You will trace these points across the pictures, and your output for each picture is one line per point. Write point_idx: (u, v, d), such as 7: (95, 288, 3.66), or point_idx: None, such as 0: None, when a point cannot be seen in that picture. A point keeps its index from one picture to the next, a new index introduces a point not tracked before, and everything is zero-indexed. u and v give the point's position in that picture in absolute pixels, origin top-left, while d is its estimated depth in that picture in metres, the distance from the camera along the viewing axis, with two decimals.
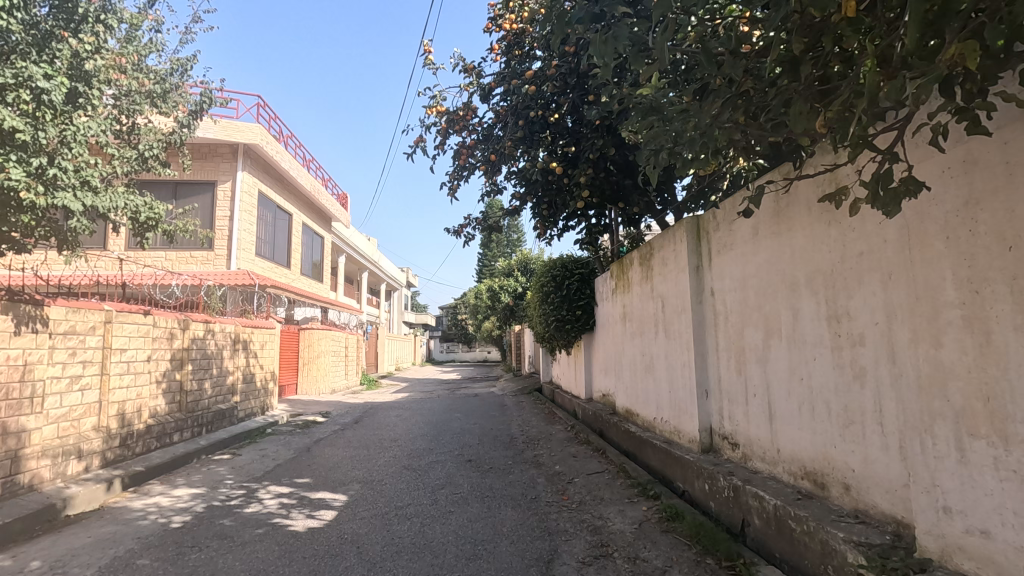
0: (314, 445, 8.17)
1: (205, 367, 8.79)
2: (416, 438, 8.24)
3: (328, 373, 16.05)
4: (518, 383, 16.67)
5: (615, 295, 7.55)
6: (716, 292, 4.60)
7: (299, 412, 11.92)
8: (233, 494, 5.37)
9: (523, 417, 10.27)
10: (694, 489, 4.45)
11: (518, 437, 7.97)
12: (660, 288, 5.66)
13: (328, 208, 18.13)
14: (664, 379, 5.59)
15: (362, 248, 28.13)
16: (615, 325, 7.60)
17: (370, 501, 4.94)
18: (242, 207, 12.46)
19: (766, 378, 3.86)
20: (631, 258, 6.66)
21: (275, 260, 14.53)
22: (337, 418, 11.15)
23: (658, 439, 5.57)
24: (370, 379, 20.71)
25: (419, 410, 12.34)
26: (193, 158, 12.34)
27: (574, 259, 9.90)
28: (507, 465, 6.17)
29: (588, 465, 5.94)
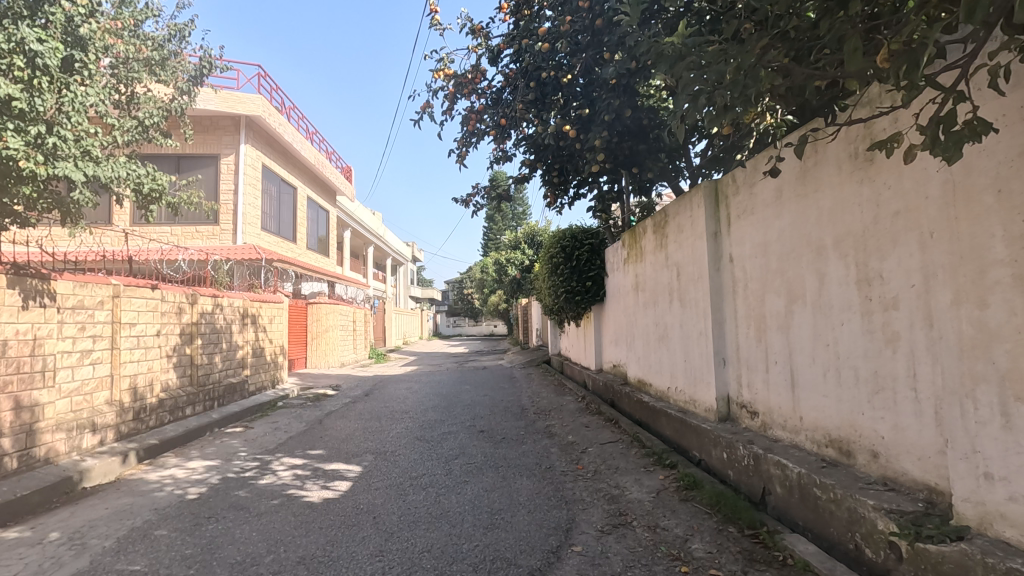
0: (326, 418, 8.20)
1: (215, 341, 8.78)
2: (427, 410, 8.25)
3: (337, 347, 16.10)
4: (527, 356, 16.69)
5: (628, 264, 7.41)
6: (735, 258, 4.46)
7: (310, 386, 11.99)
8: (248, 466, 5.38)
9: (533, 388, 10.28)
10: (712, 458, 4.39)
11: (529, 408, 7.96)
12: (676, 256, 5.53)
13: (332, 182, 17.93)
14: (678, 348, 5.51)
15: (367, 222, 27.98)
16: (627, 294, 7.48)
17: (384, 471, 4.93)
18: (246, 180, 12.30)
19: (788, 345, 3.76)
20: (644, 226, 6.51)
21: (281, 235, 14.43)
22: (347, 391, 11.20)
23: (673, 409, 5.51)
24: (379, 353, 20.81)
25: (429, 382, 12.38)
26: (195, 131, 12.15)
27: (584, 229, 9.74)
28: (519, 436, 6.15)
29: (601, 435, 5.90)
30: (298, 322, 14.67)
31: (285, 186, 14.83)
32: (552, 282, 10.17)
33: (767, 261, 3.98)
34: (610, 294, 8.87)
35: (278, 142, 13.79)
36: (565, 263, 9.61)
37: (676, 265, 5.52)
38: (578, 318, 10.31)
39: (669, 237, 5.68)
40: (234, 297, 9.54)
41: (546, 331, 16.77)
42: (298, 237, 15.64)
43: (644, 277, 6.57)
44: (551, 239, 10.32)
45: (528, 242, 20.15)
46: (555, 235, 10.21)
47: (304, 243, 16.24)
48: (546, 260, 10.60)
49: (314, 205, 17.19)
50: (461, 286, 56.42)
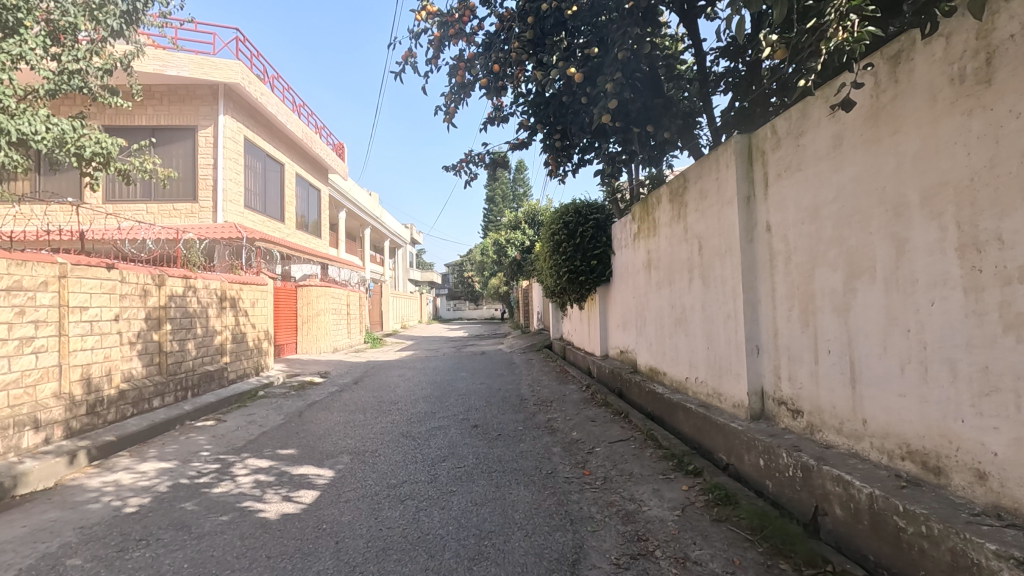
0: (308, 409, 7.54)
1: (188, 326, 8.09)
2: (418, 401, 7.56)
3: (329, 331, 15.44)
4: (527, 340, 16.02)
5: (638, 239, 6.66)
6: (774, 226, 3.72)
7: (297, 372, 11.33)
8: (205, 470, 4.70)
9: (533, 375, 9.60)
10: (745, 465, 3.71)
11: (529, 399, 7.27)
12: (697, 227, 4.78)
13: (323, 158, 17.10)
14: (700, 334, 4.78)
15: (363, 203, 27.15)
16: (638, 274, 6.74)
17: (360, 477, 4.25)
18: (226, 154, 11.52)
19: (847, 331, 3.04)
20: (659, 196, 5.75)
21: (267, 213, 13.67)
22: (336, 379, 10.54)
23: (692, 403, 4.81)
24: (374, 337, 20.17)
25: (423, 368, 11.71)
26: (170, 101, 11.33)
27: (588, 203, 8.96)
28: (517, 432, 5.47)
29: (610, 431, 5.21)
30: (286, 307, 13.96)
31: (272, 162, 14.03)
32: (553, 261, 9.42)
33: (819, 228, 3.24)
34: (618, 274, 8.11)
35: (262, 114, 12.94)
36: (568, 241, 8.87)
37: (698, 238, 4.78)
38: (582, 300, 9.61)
39: (689, 205, 4.93)
40: (210, 279, 8.83)
41: (547, 314, 16.08)
42: (287, 216, 14.89)
43: (658, 253, 5.82)
44: (552, 215, 9.55)
45: (528, 221, 19.35)
46: (557, 210, 9.43)
47: (293, 223, 15.47)
48: (547, 237, 9.84)
49: (304, 183, 16.40)
50: (461, 269, 55.66)
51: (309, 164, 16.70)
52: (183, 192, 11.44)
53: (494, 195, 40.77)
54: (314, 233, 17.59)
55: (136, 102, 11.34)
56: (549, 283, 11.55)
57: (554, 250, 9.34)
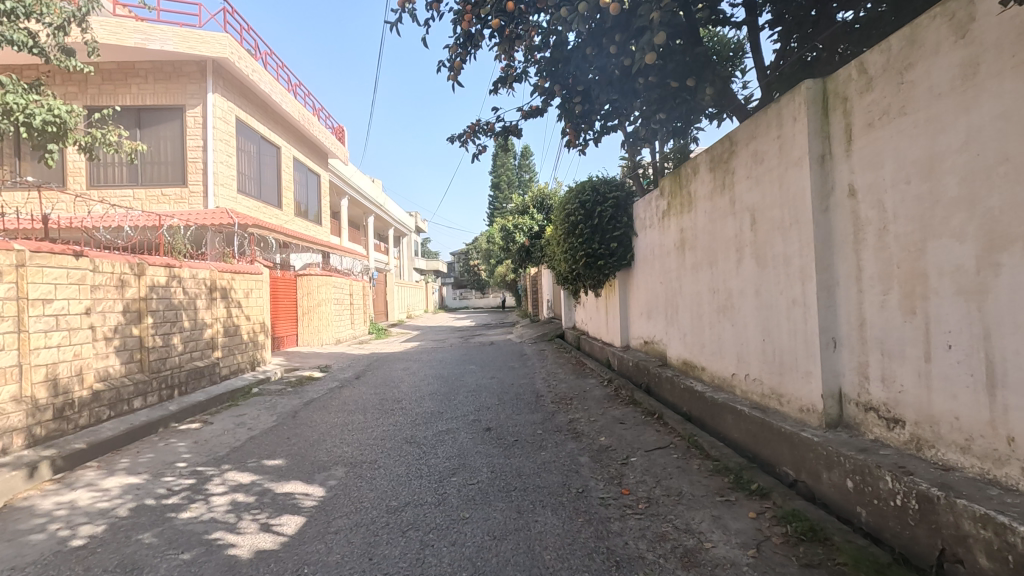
0: (303, 409, 6.89)
1: (173, 319, 7.44)
2: (424, 399, 6.88)
3: (331, 322, 14.83)
4: (537, 330, 15.33)
5: (668, 217, 5.92)
6: (860, 189, 2.99)
7: (296, 366, 10.71)
8: (177, 488, 4.04)
9: (547, 368, 8.91)
10: (825, 486, 3.01)
11: (546, 396, 6.60)
12: (749, 198, 4.04)
13: (322, 142, 16.37)
14: (753, 323, 4.06)
15: (365, 189, 26.43)
16: (668, 255, 5.99)
17: (355, 498, 3.58)
18: (217, 136, 10.82)
19: (981, 320, 2.32)
20: (696, 165, 5.00)
21: (263, 199, 12.99)
22: (336, 373, 9.90)
23: (743, 404, 4.11)
24: (379, 328, 19.56)
25: (429, 361, 11.05)
26: (156, 79, 10.63)
27: (607, 180, 8.19)
28: (537, 437, 4.79)
29: (645, 437, 4.51)
30: (285, 298, 13.34)
31: (267, 145, 13.32)
32: (567, 244, 8.68)
33: (937, 187, 2.50)
34: (642, 257, 7.37)
35: (255, 93, 12.21)
36: (585, 221, 8.11)
37: (750, 210, 4.03)
38: (599, 287, 8.90)
39: (738, 173, 4.18)
40: (198, 267, 8.17)
41: (558, 302, 15.36)
42: (285, 203, 14.20)
43: (696, 230, 5.08)
44: (567, 193, 8.78)
45: (537, 205, 18.55)
46: (572, 189, 8.66)
47: (291, 209, 14.79)
48: (560, 218, 9.09)
49: (302, 168, 15.69)
50: (467, 257, 54.92)
51: (307, 148, 15.97)
52: (172, 177, 10.76)
53: (500, 181, 39.89)
54: (314, 220, 16.91)
55: (120, 80, 10.63)
56: (561, 268, 10.84)
57: (569, 231, 8.60)
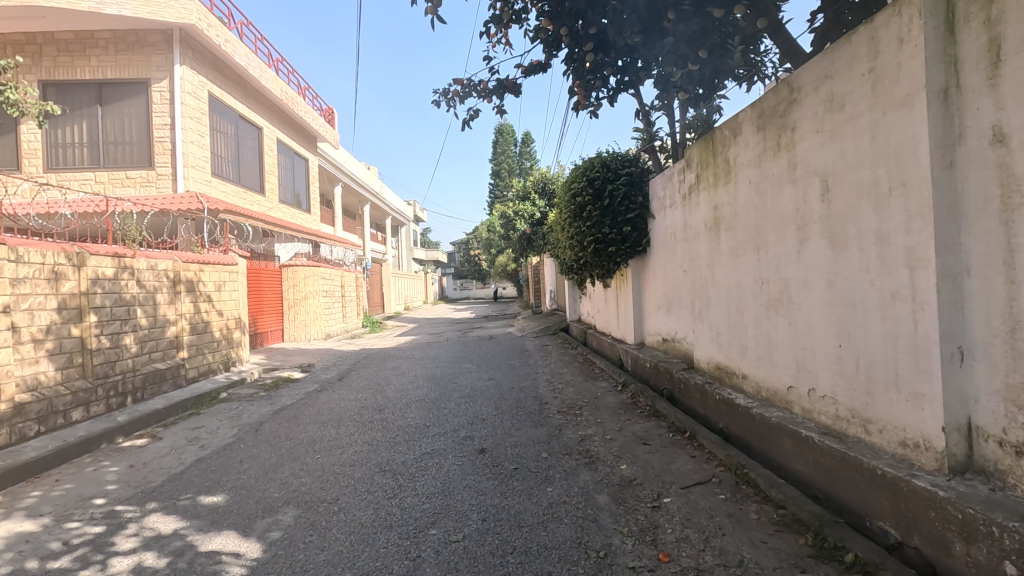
0: (271, 419, 5.98)
1: (124, 317, 6.51)
2: (410, 407, 5.95)
3: (319, 316, 13.94)
4: (540, 322, 14.39)
5: (696, 194, 4.95)
6: (1016, 132, 2.03)
7: (275, 366, 9.80)
8: (77, 539, 3.14)
9: (551, 368, 8.00)
10: (962, 565, 2.08)
11: (552, 403, 5.69)
12: (819, 159, 3.07)
13: (309, 123, 15.35)
14: (824, 323, 3.10)
15: (360, 177, 25.44)
16: (695, 239, 5.04)
17: (297, 563, 2.67)
18: (186, 113, 9.84)
19: None
20: (737, 126, 4.03)
21: (243, 184, 12.02)
22: (319, 374, 8.99)
23: (810, 428, 3.18)
24: (374, 322, 18.65)
25: (423, 359, 10.13)
26: (117, 50, 9.63)
27: (618, 156, 7.21)
28: (542, 464, 3.88)
29: (679, 467, 3.59)
30: (267, 290, 12.50)
31: (247, 125, 12.33)
32: (573, 229, 7.71)
33: None
34: (661, 242, 6.41)
35: (230, 67, 11.19)
36: (594, 202, 7.14)
37: (820, 176, 3.07)
38: (609, 276, 7.96)
39: (802, 128, 3.21)
40: (155, 257, 7.24)
41: (562, 293, 14.42)
42: (268, 188, 13.25)
43: (737, 207, 4.12)
44: (573, 171, 7.79)
45: (538, 191, 17.54)
46: (578, 166, 7.67)
47: (276, 196, 13.83)
48: (564, 200, 8.11)
49: (288, 152, 14.70)
50: (467, 246, 53.90)
51: (293, 130, 14.97)
52: (138, 158, 9.80)
53: (500, 168, 38.73)
54: (303, 207, 15.95)
55: (77, 51, 9.64)
56: (565, 255, 9.87)
57: (575, 214, 7.62)
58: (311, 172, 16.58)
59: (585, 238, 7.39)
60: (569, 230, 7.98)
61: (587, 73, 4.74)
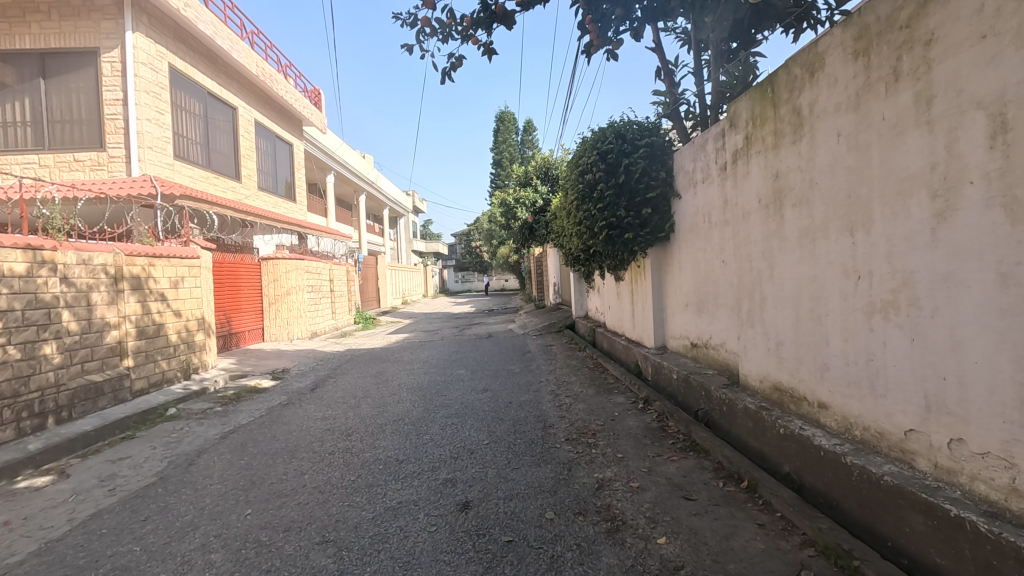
0: (215, 446, 4.88)
1: (42, 322, 5.41)
2: (384, 432, 4.84)
3: (304, 314, 12.85)
4: (543, 318, 13.25)
5: (744, 162, 3.82)
6: None
7: (246, 371, 8.71)
8: None
9: (557, 376, 6.86)
10: None
11: (558, 428, 4.58)
12: (986, 82, 1.93)
13: (291, 104, 14.17)
14: (991, 344, 1.97)
15: (353, 165, 24.28)
16: (741, 221, 3.91)
17: None
18: (140, 86, 8.70)
19: None
20: (817, 59, 2.89)
21: (214, 169, 10.89)
22: (291, 381, 7.90)
23: (962, 502, 2.06)
24: (366, 318, 17.56)
25: (412, 361, 9.00)
26: (61, 15, 8.48)
27: (635, 124, 6.04)
28: (547, 534, 2.76)
29: (746, 546, 2.48)
30: (243, 286, 11.43)
31: (218, 104, 11.18)
32: (580, 211, 6.57)
33: None
34: (691, 226, 5.26)
35: (194, 38, 10.02)
36: (607, 180, 5.98)
37: (988, 109, 1.93)
38: (622, 267, 6.85)
39: (948, 38, 2.08)
40: (88, 250, 6.14)
41: (567, 287, 13.27)
42: (245, 174, 12.12)
43: (814, 174, 2.99)
44: (581, 145, 6.61)
45: (541, 176, 16.37)
46: (588, 138, 6.50)
47: (255, 183, 12.70)
48: (570, 178, 6.94)
49: (268, 134, 13.53)
50: (468, 237, 52.65)
51: (274, 112, 13.79)
52: (88, 138, 8.68)
53: (500, 156, 37.40)
54: (287, 196, 14.82)
55: (16, 17, 8.49)
56: (571, 244, 8.71)
57: (584, 195, 6.47)
58: (295, 157, 15.41)
59: (596, 222, 6.23)
60: (576, 214, 6.82)
61: (604, 1, 3.58)
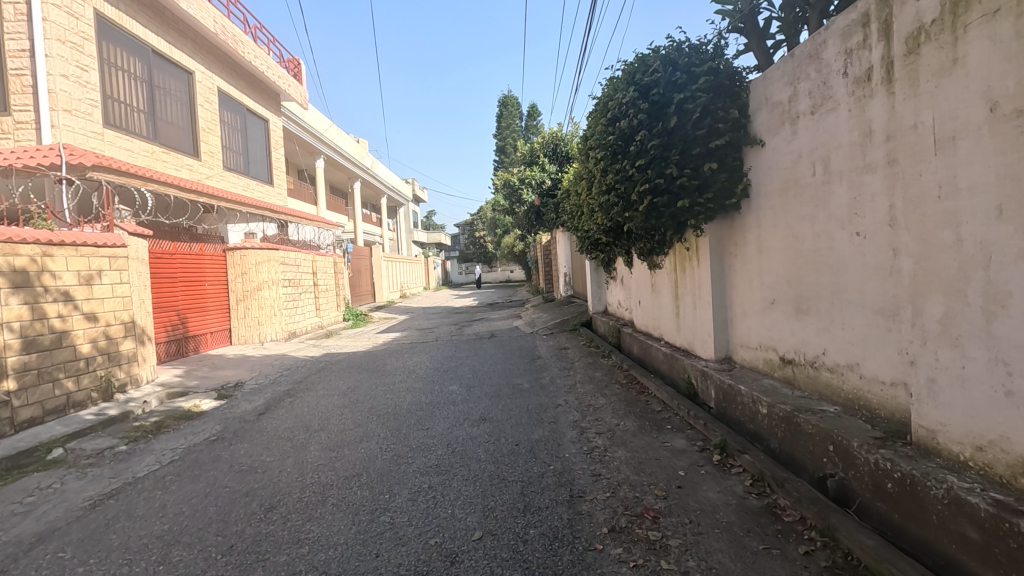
0: (70, 525, 3.20)
1: None
2: (325, 505, 3.14)
3: (279, 312, 11.20)
4: (554, 313, 11.56)
5: (945, 45, 2.08)
6: None
7: (191, 385, 7.07)
8: None
9: (579, 397, 5.15)
10: None
11: (594, 506, 2.87)
12: None
13: (262, 72, 12.41)
14: None
15: (346, 148, 22.58)
16: (930, 157, 2.18)
17: None
18: (51, 34, 6.98)
19: None
20: None
21: (162, 143, 9.20)
22: (240, 401, 6.25)
23: None
24: (358, 314, 15.93)
25: (397, 371, 7.29)
26: None
27: (688, 46, 4.26)
28: None
29: None
30: (203, 282, 9.79)
31: (167, 65, 9.45)
32: (610, 173, 4.82)
33: None
34: (786, 184, 3.52)
35: None
36: (652, 127, 4.23)
37: None
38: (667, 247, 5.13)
39: None
40: None
41: (581, 276, 11.53)
42: (205, 151, 10.42)
43: None
44: (610, 84, 4.84)
45: (548, 154, 14.60)
46: (618, 72, 4.73)
47: (220, 162, 11.01)
48: (596, 132, 5.18)
49: (236, 107, 11.82)
50: (471, 227, 50.92)
51: (242, 81, 12.04)
52: None
53: (505, 142, 35.52)
54: (262, 178, 13.13)
55: None
56: (592, 224, 6.97)
57: (615, 151, 4.72)
58: (273, 135, 13.67)
59: (633, 187, 4.49)
60: (604, 180, 5.08)
61: None
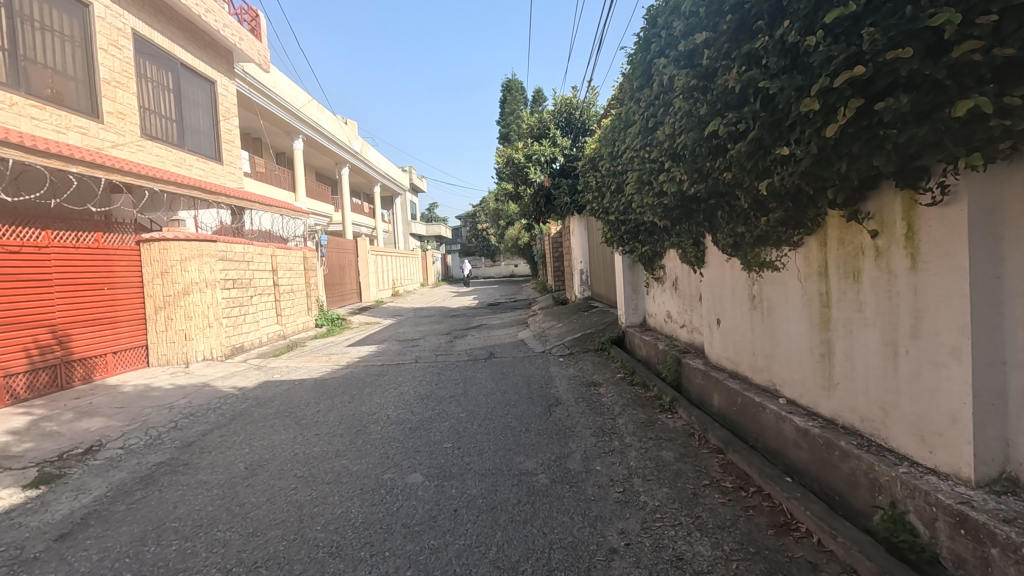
0: None
1: None
2: None
3: (217, 322, 8.70)
4: (571, 322, 9.03)
5: None
6: None
7: (18, 448, 4.55)
8: None
9: (650, 529, 2.62)
10: None
11: None
12: None
13: (200, 17, 9.83)
14: None
15: (329, 128, 20.05)
16: None
17: None
18: None
19: None
20: None
21: (28, 92, 6.70)
22: (62, 494, 3.71)
23: None
24: (334, 319, 13.45)
25: (341, 426, 4.74)
26: None
27: None
28: None
29: None
30: (98, 283, 7.29)
31: None
32: (734, 67, 2.27)
33: None
34: None
35: None
36: None
37: None
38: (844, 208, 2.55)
39: None
40: None
41: (606, 275, 9.00)
42: (111, 111, 7.92)
43: None
44: None
45: (560, 126, 12.06)
46: None
47: (137, 127, 8.50)
48: (692, 3, 2.61)
49: (166, 60, 9.30)
50: (473, 220, 48.39)
51: (174, 27, 9.50)
52: None
53: (509, 127, 32.87)
54: (208, 153, 10.62)
55: None
56: (640, 197, 4.42)
57: (753, 17, 2.15)
58: (222, 101, 11.13)
59: (805, 92, 1.92)
60: (709, 96, 2.53)
61: None
